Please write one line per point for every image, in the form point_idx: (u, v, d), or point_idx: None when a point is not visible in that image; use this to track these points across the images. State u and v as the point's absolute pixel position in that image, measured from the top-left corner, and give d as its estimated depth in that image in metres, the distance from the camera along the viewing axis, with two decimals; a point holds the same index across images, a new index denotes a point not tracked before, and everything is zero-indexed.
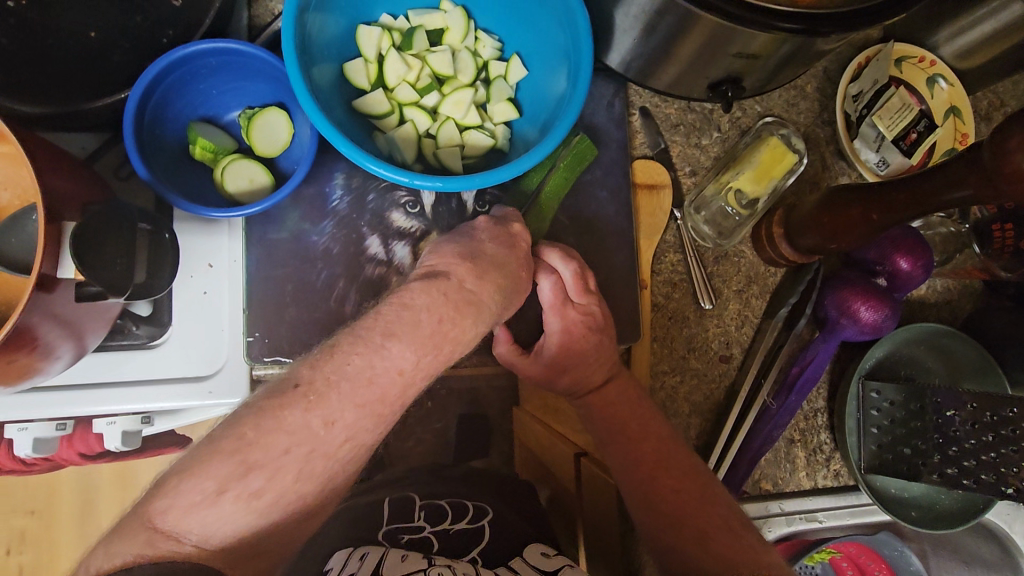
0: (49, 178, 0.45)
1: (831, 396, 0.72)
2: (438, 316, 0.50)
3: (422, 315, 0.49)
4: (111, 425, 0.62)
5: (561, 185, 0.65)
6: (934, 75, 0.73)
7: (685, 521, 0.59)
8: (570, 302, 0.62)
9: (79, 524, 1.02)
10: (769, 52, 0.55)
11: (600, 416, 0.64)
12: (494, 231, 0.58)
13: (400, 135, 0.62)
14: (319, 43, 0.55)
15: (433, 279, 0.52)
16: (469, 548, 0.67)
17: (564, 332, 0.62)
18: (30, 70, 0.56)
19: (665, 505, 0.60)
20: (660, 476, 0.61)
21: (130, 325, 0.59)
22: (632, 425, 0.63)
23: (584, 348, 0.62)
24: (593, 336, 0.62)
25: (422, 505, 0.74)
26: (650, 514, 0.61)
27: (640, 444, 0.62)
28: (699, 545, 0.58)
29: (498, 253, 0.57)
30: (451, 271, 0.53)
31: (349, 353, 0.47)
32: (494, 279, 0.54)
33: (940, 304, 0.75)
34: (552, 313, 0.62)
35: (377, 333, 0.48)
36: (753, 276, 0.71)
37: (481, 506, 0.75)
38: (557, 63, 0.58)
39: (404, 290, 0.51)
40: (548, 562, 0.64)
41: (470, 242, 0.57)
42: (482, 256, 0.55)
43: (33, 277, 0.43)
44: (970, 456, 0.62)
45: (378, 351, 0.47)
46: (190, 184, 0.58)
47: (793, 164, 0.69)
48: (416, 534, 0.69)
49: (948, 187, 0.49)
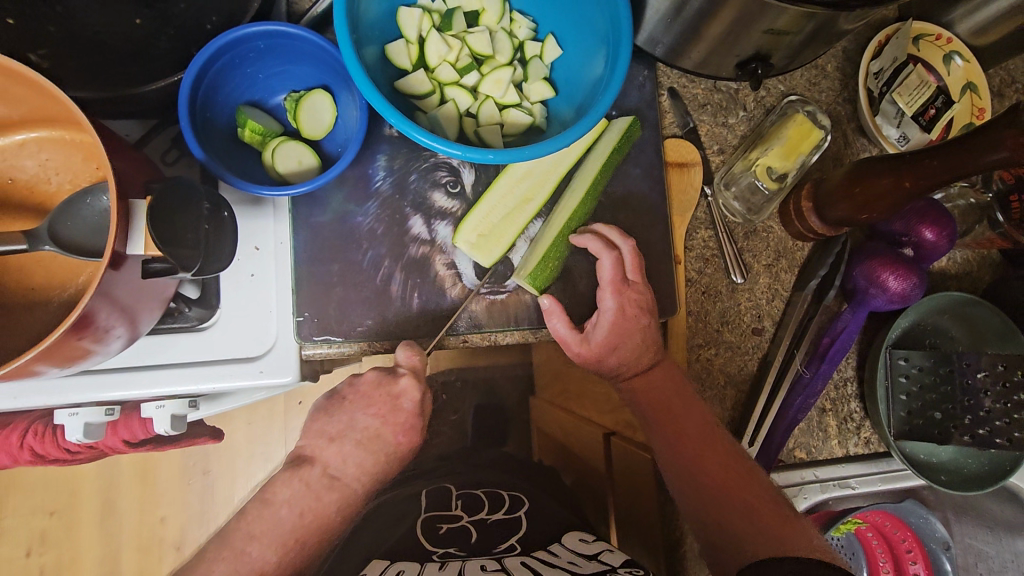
0: (114, 158, 0.46)
1: (860, 365, 0.74)
2: (298, 508, 0.60)
3: (282, 510, 0.60)
4: (161, 409, 0.64)
5: (608, 166, 0.68)
6: (950, 52, 0.75)
7: (734, 499, 0.61)
8: (628, 282, 0.65)
9: (100, 522, 1.14)
10: (797, 29, 0.57)
11: (640, 395, 0.65)
12: (372, 397, 0.65)
13: (442, 114, 0.64)
14: (365, 24, 0.56)
15: (297, 469, 0.63)
16: (508, 538, 0.68)
17: (617, 312, 0.64)
18: (76, 58, 0.56)
19: (715, 480, 0.61)
20: (706, 457, 0.62)
21: (182, 307, 0.60)
22: (676, 404, 0.64)
23: (631, 331, 0.64)
24: (636, 319, 0.64)
25: (460, 494, 0.76)
26: (696, 498, 0.62)
27: (681, 428, 0.63)
28: (748, 525, 0.59)
29: (369, 428, 0.64)
30: (317, 456, 0.63)
31: (213, 561, 0.59)
32: (355, 461, 0.63)
33: (961, 275, 0.77)
34: (607, 293, 0.64)
35: (239, 540, 0.59)
36: (782, 250, 0.73)
37: (517, 496, 0.76)
38: (593, 43, 0.60)
39: (268, 487, 0.62)
40: (587, 546, 0.64)
41: (341, 420, 0.64)
42: (350, 434, 0.64)
43: (107, 255, 0.44)
44: (1001, 416, 0.64)
45: (239, 557, 0.58)
46: (241, 166, 0.60)
47: (820, 139, 0.72)
48: (455, 524, 0.71)
49: (980, 152, 0.51)
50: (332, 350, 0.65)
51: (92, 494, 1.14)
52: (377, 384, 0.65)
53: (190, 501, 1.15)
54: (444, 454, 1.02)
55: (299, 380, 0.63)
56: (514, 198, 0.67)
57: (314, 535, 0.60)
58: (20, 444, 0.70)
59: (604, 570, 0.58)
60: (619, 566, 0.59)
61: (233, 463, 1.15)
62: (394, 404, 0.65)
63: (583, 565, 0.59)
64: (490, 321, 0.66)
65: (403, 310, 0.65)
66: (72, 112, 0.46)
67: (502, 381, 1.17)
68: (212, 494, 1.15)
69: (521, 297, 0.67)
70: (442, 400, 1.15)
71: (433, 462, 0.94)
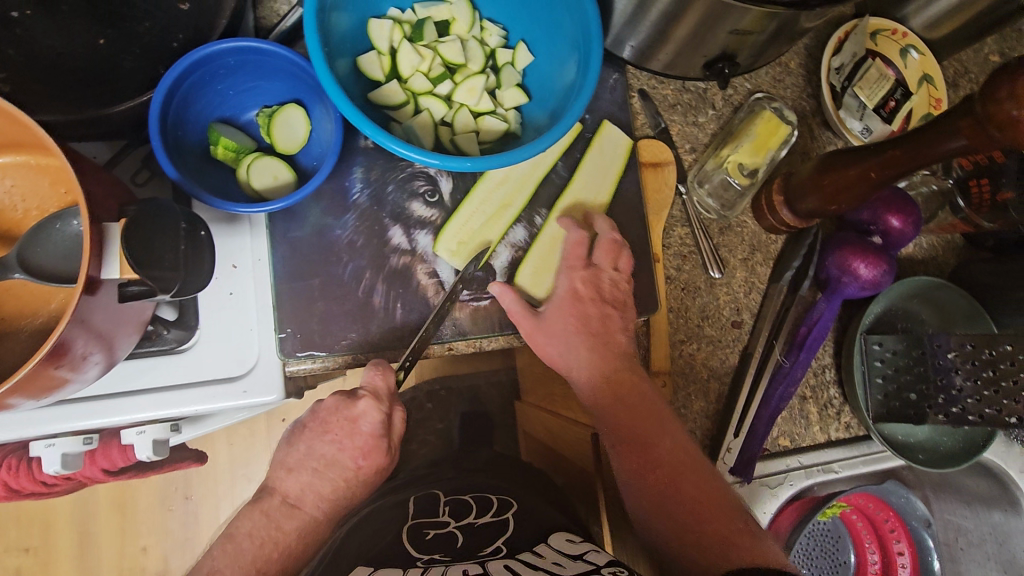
0: (86, 183, 0.45)
1: (837, 352, 0.76)
2: (258, 540, 0.59)
3: (244, 543, 0.59)
4: (141, 435, 0.63)
5: (602, 174, 0.71)
6: (906, 45, 0.78)
7: (707, 528, 0.58)
8: (591, 265, 0.67)
9: (79, 555, 1.11)
10: (759, 28, 0.59)
11: (619, 416, 0.63)
12: (331, 421, 0.63)
13: (418, 123, 0.64)
14: (336, 36, 0.56)
15: (257, 501, 0.62)
16: (494, 539, 0.67)
17: (569, 292, 0.66)
18: (38, 81, 0.55)
19: (686, 512, 0.59)
20: (680, 482, 0.60)
21: (159, 330, 0.58)
22: (649, 427, 0.62)
23: (584, 310, 0.66)
24: (591, 303, 0.66)
25: (447, 501, 0.76)
26: (663, 522, 0.59)
27: (652, 457, 0.61)
28: (722, 557, 0.55)
29: (326, 454, 0.62)
30: (277, 486, 0.62)
31: None
32: (314, 491, 0.61)
33: (927, 260, 0.80)
34: (562, 273, 0.67)
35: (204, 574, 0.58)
36: (756, 244, 0.75)
37: (505, 499, 0.76)
38: (564, 49, 0.60)
39: (231, 523, 0.61)
40: (572, 546, 0.63)
41: (297, 449, 0.63)
42: (305, 465, 0.62)
43: (81, 281, 0.43)
44: (972, 394, 0.65)
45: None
46: (216, 184, 0.59)
47: (787, 135, 0.74)
48: (442, 529, 0.70)
49: (940, 140, 0.53)
50: (317, 365, 0.64)
51: (68, 526, 1.11)
52: (338, 405, 0.63)
53: (172, 528, 1.13)
54: (434, 460, 1.02)
55: (283, 398, 0.62)
56: (492, 205, 0.68)
57: (304, 548, 0.60)
58: None
59: (588, 570, 0.56)
60: (604, 566, 0.58)
61: (215, 485, 1.13)
62: (354, 427, 0.62)
63: (567, 565, 0.58)
64: (474, 328, 0.66)
65: (386, 320, 0.65)
66: (40, 138, 0.45)
67: (487, 387, 1.18)
68: (195, 520, 1.13)
69: None
70: (428, 408, 1.15)
71: (423, 469, 0.94)
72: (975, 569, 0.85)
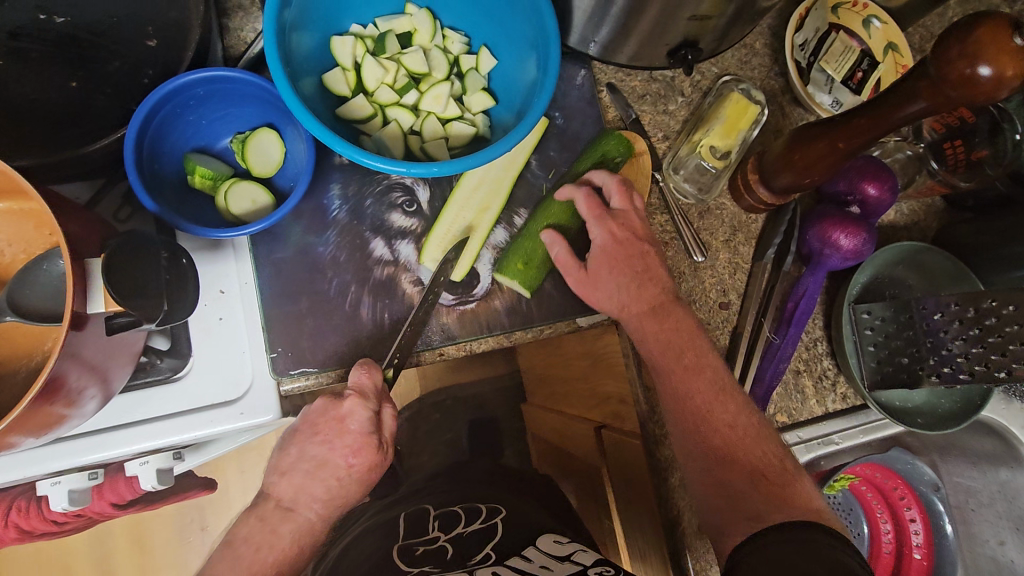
0: (64, 222, 0.45)
1: (827, 324, 0.76)
2: None
3: (241, 550, 0.57)
4: (145, 465, 0.64)
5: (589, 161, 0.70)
6: (868, 16, 0.78)
7: (737, 458, 0.59)
8: (612, 211, 0.66)
9: None
10: (718, 12, 0.60)
11: (675, 403, 0.63)
12: (320, 423, 0.61)
13: (387, 134, 0.65)
14: (298, 58, 0.58)
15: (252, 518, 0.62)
16: (483, 544, 0.66)
17: (606, 238, 0.65)
18: (16, 128, 0.56)
19: (719, 442, 0.60)
20: (712, 412, 0.61)
21: (153, 360, 0.60)
22: (675, 369, 0.63)
23: (628, 252, 0.65)
24: (631, 244, 0.66)
25: (437, 515, 0.75)
26: (697, 444, 0.61)
27: (682, 388, 0.62)
28: (750, 492, 0.57)
29: (318, 455, 0.61)
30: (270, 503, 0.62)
31: None
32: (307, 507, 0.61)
33: (909, 226, 0.81)
34: (592, 225, 0.65)
35: None
36: (736, 225, 0.75)
37: (495, 507, 0.75)
38: (524, 50, 0.61)
39: None
40: (561, 547, 0.62)
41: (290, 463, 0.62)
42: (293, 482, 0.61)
43: (68, 317, 0.43)
44: (962, 352, 0.64)
45: None
46: (197, 212, 0.61)
47: (757, 114, 0.75)
48: (432, 544, 0.68)
49: (902, 104, 0.53)
50: (310, 382, 0.65)
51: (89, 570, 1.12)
52: (326, 406, 0.61)
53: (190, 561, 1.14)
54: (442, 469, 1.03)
55: (280, 416, 0.63)
56: (471, 208, 0.67)
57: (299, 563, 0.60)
58: (7, 522, 0.71)
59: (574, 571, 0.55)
60: (591, 566, 0.56)
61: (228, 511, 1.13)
62: (340, 432, 0.61)
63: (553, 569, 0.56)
64: (463, 331, 0.67)
65: (376, 331, 0.66)
66: (17, 183, 0.45)
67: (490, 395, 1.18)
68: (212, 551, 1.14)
69: (489, 304, 0.68)
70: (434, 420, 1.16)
71: (430, 477, 0.95)
72: (987, 529, 0.85)
